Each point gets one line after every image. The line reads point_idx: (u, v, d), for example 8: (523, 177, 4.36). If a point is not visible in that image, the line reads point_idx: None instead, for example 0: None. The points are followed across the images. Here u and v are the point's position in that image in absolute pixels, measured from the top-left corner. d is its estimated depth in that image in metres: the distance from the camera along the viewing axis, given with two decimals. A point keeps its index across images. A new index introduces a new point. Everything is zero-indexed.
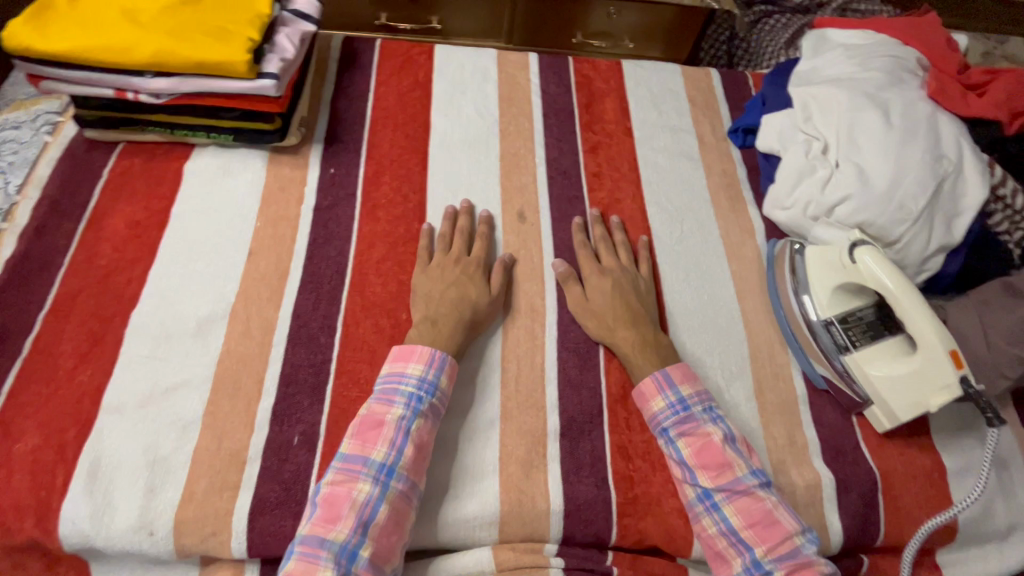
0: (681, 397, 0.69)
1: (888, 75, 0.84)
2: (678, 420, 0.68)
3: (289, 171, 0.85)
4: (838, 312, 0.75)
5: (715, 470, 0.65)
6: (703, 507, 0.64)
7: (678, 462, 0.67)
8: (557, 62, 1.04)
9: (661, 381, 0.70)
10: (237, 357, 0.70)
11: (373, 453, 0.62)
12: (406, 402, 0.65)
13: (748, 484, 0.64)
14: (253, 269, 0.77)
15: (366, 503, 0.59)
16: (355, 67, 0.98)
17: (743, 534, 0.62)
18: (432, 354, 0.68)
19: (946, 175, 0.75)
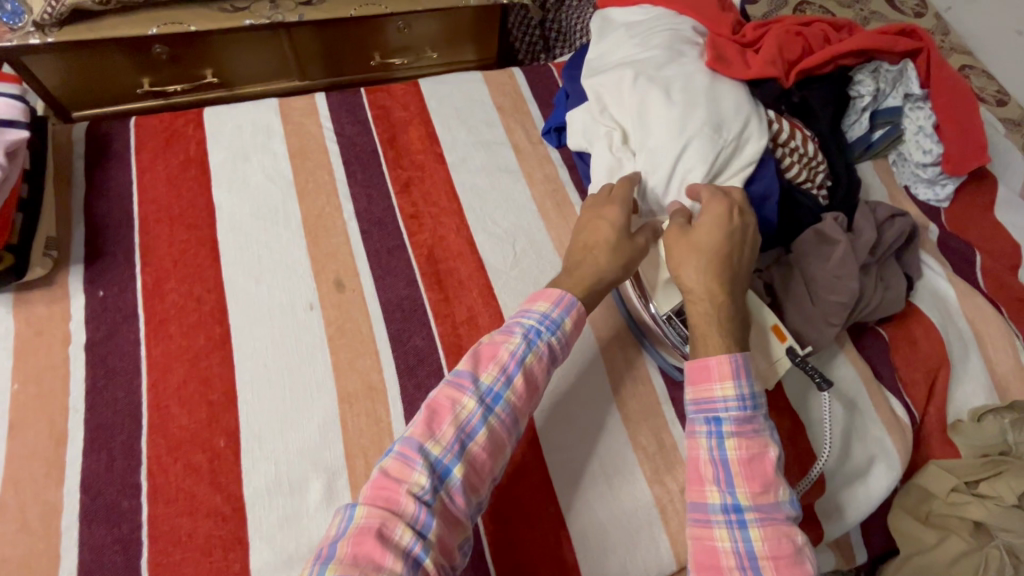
0: (752, 392, 0.60)
1: (667, 51, 0.83)
2: (740, 418, 0.59)
3: (44, 309, 0.71)
4: (674, 305, 0.71)
5: (759, 487, 0.57)
6: (724, 518, 0.57)
7: (716, 460, 0.58)
8: (347, 98, 0.95)
9: (738, 368, 0.60)
10: (17, 562, 0.58)
11: (484, 374, 0.59)
12: (526, 333, 0.62)
13: (784, 513, 0.57)
14: (19, 444, 0.63)
15: (467, 423, 0.56)
16: (108, 158, 0.84)
17: (762, 563, 0.54)
18: (563, 295, 0.64)
19: (727, 141, 0.76)
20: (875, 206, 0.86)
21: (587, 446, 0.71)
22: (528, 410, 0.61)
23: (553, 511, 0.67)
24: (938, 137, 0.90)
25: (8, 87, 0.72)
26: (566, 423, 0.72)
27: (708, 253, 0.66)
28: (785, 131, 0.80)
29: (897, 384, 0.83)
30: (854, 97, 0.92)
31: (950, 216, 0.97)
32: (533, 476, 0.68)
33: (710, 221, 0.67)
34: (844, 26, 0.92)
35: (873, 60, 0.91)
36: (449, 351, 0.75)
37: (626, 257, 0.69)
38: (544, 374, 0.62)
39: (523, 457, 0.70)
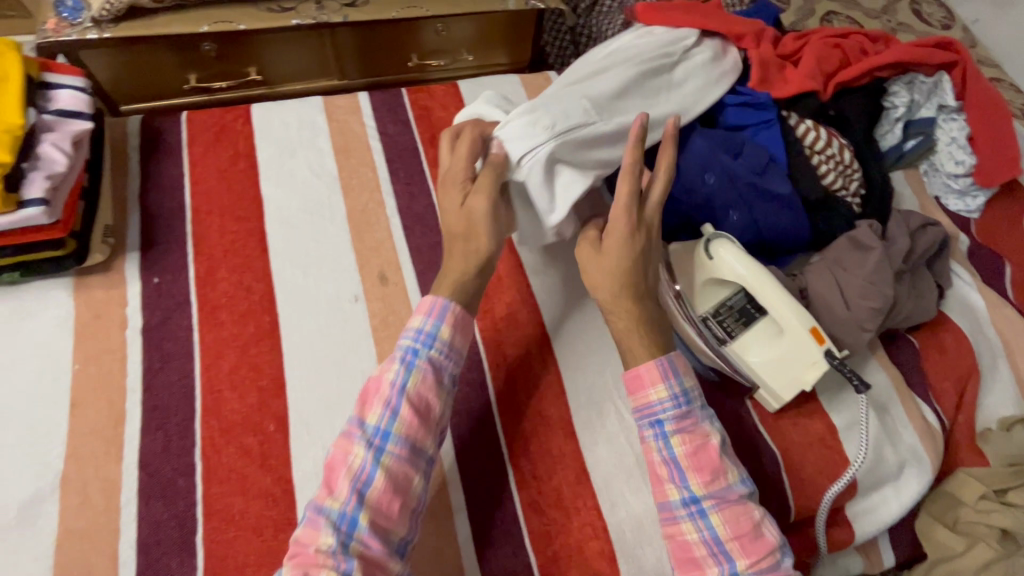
0: (684, 389, 0.64)
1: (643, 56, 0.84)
2: (678, 416, 0.63)
3: (103, 293, 0.74)
4: (710, 306, 0.75)
5: (709, 476, 0.61)
6: (687, 511, 0.61)
7: (668, 461, 0.63)
8: (389, 97, 0.97)
9: (666, 369, 0.64)
10: (80, 534, 0.60)
11: (369, 416, 0.60)
12: (403, 358, 0.63)
13: (739, 493, 0.61)
14: (80, 422, 0.66)
15: (361, 471, 0.57)
16: (161, 151, 0.87)
17: (728, 546, 0.59)
18: (433, 304, 0.66)
19: (602, 126, 0.73)
20: (909, 214, 0.87)
21: (623, 442, 0.72)
22: (424, 433, 0.61)
23: (590, 503, 0.68)
24: (971, 148, 0.92)
25: (72, 80, 0.75)
26: (601, 419, 0.73)
27: (602, 256, 0.67)
28: (821, 139, 0.82)
29: (927, 391, 0.84)
30: (888, 108, 0.93)
31: (981, 226, 0.98)
32: (571, 468, 0.70)
33: (613, 234, 0.67)
34: (880, 38, 0.93)
35: (909, 73, 0.92)
36: (488, 346, 0.77)
37: (482, 230, 0.69)
38: (432, 391, 0.63)
39: (561, 450, 0.71)
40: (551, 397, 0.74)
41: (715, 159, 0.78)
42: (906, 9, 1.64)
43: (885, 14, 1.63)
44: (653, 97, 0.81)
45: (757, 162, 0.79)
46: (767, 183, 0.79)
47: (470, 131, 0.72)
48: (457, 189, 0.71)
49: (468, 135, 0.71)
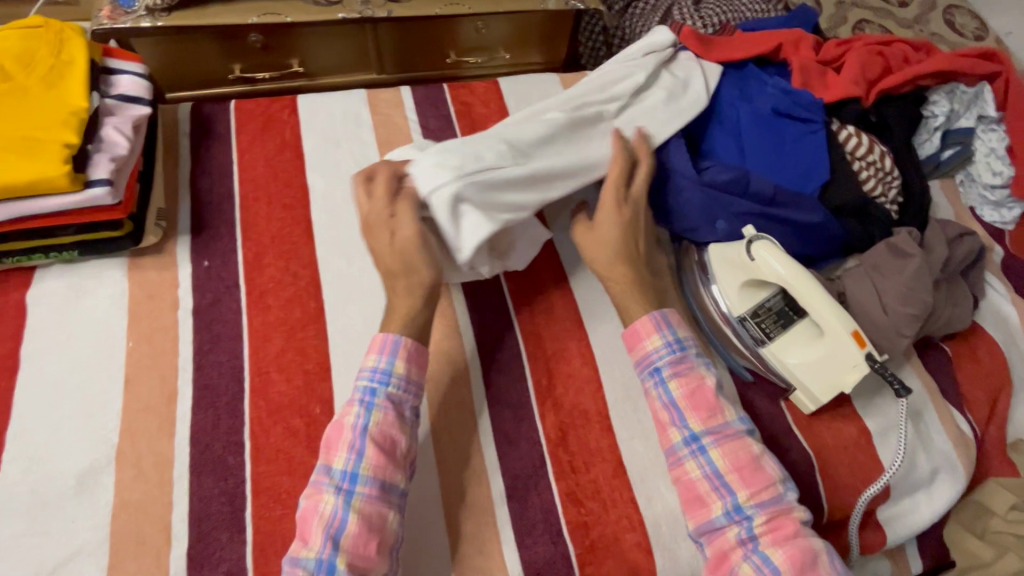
0: (678, 338, 0.68)
1: (586, 96, 0.83)
2: (674, 361, 0.67)
3: (156, 275, 0.76)
4: (749, 306, 0.75)
5: (705, 413, 0.64)
6: (688, 450, 0.64)
7: (668, 405, 0.65)
8: (431, 92, 0.99)
9: (658, 322, 0.68)
10: (134, 507, 0.62)
11: (335, 461, 0.60)
12: (362, 398, 0.62)
13: (734, 428, 0.64)
14: (134, 398, 0.68)
15: (333, 517, 0.57)
16: (210, 138, 0.89)
17: (728, 477, 0.62)
18: (385, 340, 0.65)
19: (515, 170, 0.70)
20: (945, 223, 0.87)
21: (659, 438, 0.73)
22: (392, 470, 0.60)
23: (627, 497, 0.69)
24: (1010, 159, 0.92)
25: (132, 66, 0.78)
26: (638, 415, 0.74)
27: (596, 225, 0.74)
28: (863, 146, 0.83)
29: (962, 399, 0.84)
30: (927, 117, 0.93)
31: (1016, 238, 0.98)
32: (608, 462, 0.71)
33: (607, 211, 0.73)
34: (922, 48, 0.94)
35: (951, 82, 0.92)
36: (527, 339, 0.78)
37: (415, 266, 0.68)
38: (395, 426, 0.62)
39: (598, 444, 0.72)
40: (589, 391, 0.75)
41: (716, 203, 0.78)
42: (938, 18, 1.64)
43: (917, 23, 1.63)
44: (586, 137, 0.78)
45: (761, 197, 0.78)
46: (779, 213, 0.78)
47: (384, 171, 0.71)
48: (383, 225, 0.69)
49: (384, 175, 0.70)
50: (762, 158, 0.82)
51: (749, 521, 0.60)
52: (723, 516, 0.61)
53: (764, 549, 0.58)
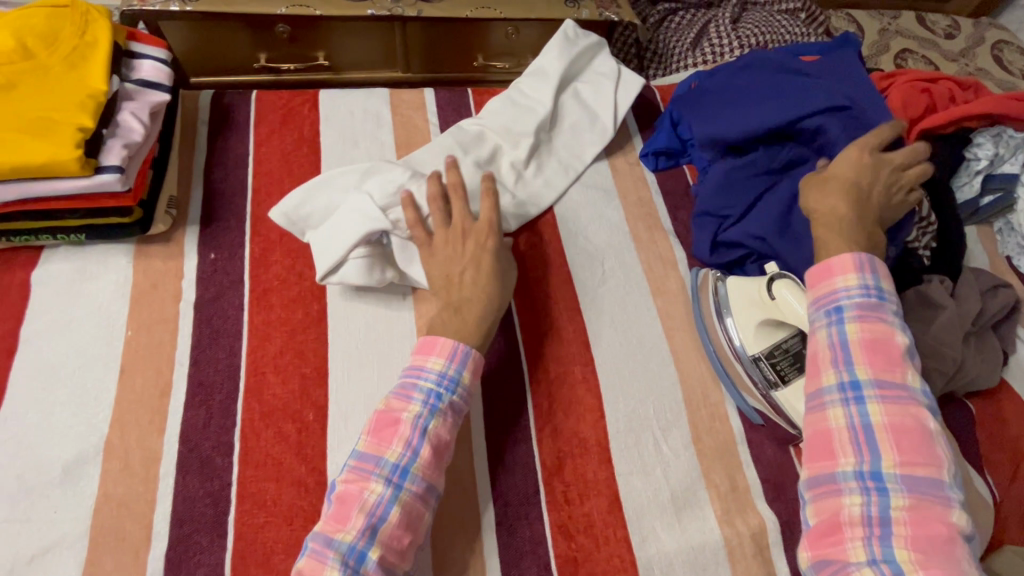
0: (878, 286, 0.61)
1: (494, 129, 0.90)
2: (862, 305, 0.60)
3: (161, 264, 0.75)
4: (765, 346, 0.73)
5: (880, 366, 0.58)
6: (840, 397, 0.58)
7: (836, 344, 0.60)
8: (455, 97, 0.97)
9: (861, 263, 0.62)
10: (117, 501, 0.61)
11: (388, 453, 0.59)
12: (424, 399, 0.62)
13: (913, 398, 0.56)
14: (128, 389, 0.67)
15: (376, 506, 0.56)
16: (229, 128, 0.88)
17: (879, 437, 0.55)
18: (455, 347, 0.64)
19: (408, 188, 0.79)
20: (979, 272, 0.83)
21: (659, 475, 0.70)
22: (439, 475, 0.61)
23: (620, 534, 0.66)
24: None
25: (155, 51, 0.77)
26: (639, 449, 0.71)
27: (830, 172, 0.71)
28: None
29: (983, 462, 0.79)
30: (969, 159, 0.88)
31: None
32: (603, 495, 0.68)
33: (862, 157, 0.71)
34: (972, 86, 0.90)
35: (997, 125, 0.88)
36: (530, 360, 0.76)
37: (499, 285, 0.71)
38: (450, 435, 0.62)
39: (596, 476, 0.69)
40: (589, 420, 0.72)
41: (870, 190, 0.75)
42: (986, 53, 1.58)
43: (964, 57, 1.58)
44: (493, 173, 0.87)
45: None
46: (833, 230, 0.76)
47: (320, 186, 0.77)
48: (443, 243, 0.73)
49: (433, 197, 0.75)
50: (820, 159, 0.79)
51: (885, 493, 0.53)
52: (850, 475, 0.55)
53: (891, 528, 0.51)
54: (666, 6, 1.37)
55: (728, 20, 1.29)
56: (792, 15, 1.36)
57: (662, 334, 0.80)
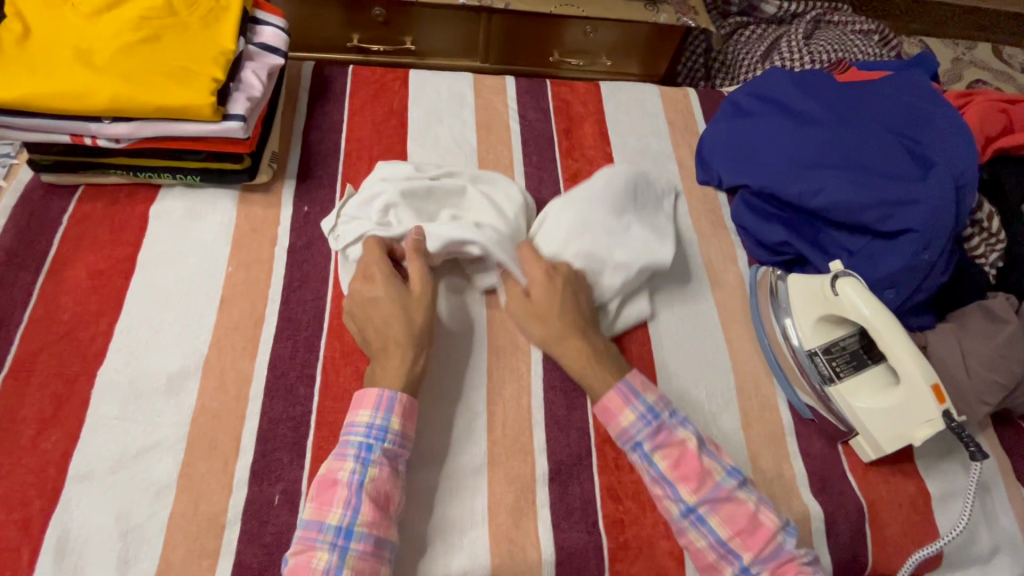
0: (649, 406, 0.67)
1: (557, 227, 0.79)
2: (651, 433, 0.65)
3: (261, 211, 0.82)
4: (823, 342, 0.75)
5: (695, 484, 0.63)
6: (689, 520, 0.63)
7: (658, 480, 0.65)
8: (534, 85, 1.02)
9: (625, 394, 0.67)
10: (211, 414, 0.67)
11: (329, 516, 0.59)
12: (357, 453, 0.61)
13: (728, 490, 0.63)
14: (226, 318, 0.74)
15: (326, 573, 0.56)
16: (327, 97, 0.95)
17: (731, 543, 0.62)
18: (379, 396, 0.64)
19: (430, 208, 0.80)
20: None
21: None
22: (389, 530, 0.60)
23: None
24: None
25: (274, 19, 0.85)
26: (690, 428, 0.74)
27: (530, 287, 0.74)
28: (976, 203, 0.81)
29: None
30: None
31: None
32: None
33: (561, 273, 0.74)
34: None
35: None
36: None
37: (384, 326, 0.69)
38: (389, 485, 0.61)
39: None
40: None
41: (938, 206, 0.74)
42: None
43: None
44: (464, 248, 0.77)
45: (899, 210, 0.74)
46: (899, 240, 0.75)
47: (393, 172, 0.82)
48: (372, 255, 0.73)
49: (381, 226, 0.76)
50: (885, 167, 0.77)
51: None
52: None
53: None
54: (736, 19, 1.40)
55: (801, 36, 1.31)
56: (865, 36, 1.38)
57: (718, 324, 0.82)
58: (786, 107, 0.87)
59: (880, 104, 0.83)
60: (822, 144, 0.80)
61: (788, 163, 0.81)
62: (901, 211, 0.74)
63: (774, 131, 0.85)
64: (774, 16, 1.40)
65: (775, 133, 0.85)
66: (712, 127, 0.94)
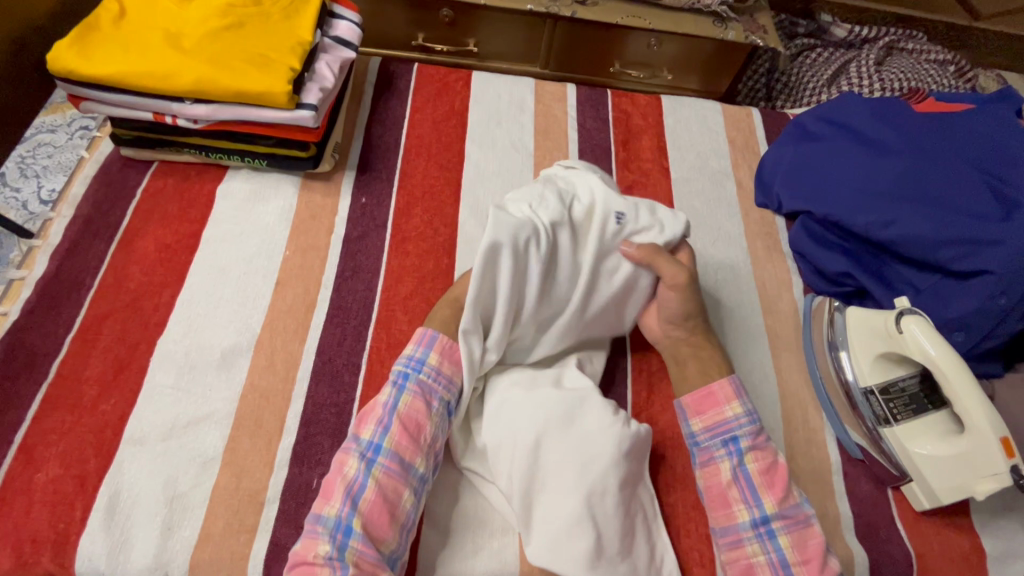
0: (755, 410, 0.67)
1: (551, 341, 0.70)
2: (754, 433, 0.65)
3: (321, 199, 0.84)
4: (880, 381, 0.72)
5: (781, 494, 0.62)
6: (754, 532, 0.61)
7: (739, 478, 0.64)
8: (594, 95, 1.02)
9: (738, 389, 0.68)
10: (259, 392, 0.69)
11: (363, 432, 0.61)
12: (396, 379, 0.64)
13: (805, 514, 0.63)
14: (280, 300, 0.75)
15: (354, 481, 0.58)
16: (391, 93, 0.97)
17: (794, 569, 0.60)
18: (423, 332, 0.67)
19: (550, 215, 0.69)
20: None
21: None
22: (417, 452, 0.61)
23: (702, 532, 0.65)
24: None
25: (350, 14, 0.87)
26: None
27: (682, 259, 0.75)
28: None
29: None
30: None
31: None
32: (689, 490, 0.68)
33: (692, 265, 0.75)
34: None
35: None
36: (634, 352, 0.78)
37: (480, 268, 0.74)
38: (424, 411, 0.62)
39: (686, 470, 0.69)
40: None
41: None
42: None
43: None
44: (548, 239, 0.68)
45: (978, 247, 0.70)
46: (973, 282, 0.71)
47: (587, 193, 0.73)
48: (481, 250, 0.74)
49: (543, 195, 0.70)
50: (963, 202, 0.73)
51: None
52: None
53: None
54: (803, 41, 1.37)
55: (872, 62, 1.28)
56: (941, 65, 1.32)
57: (768, 352, 0.80)
58: (859, 134, 0.84)
59: (958, 138, 0.79)
60: (894, 176, 0.77)
61: (856, 193, 0.79)
62: (980, 251, 0.70)
63: (846, 159, 0.83)
64: (844, 40, 1.36)
65: (845, 164, 0.82)
66: (777, 150, 0.92)
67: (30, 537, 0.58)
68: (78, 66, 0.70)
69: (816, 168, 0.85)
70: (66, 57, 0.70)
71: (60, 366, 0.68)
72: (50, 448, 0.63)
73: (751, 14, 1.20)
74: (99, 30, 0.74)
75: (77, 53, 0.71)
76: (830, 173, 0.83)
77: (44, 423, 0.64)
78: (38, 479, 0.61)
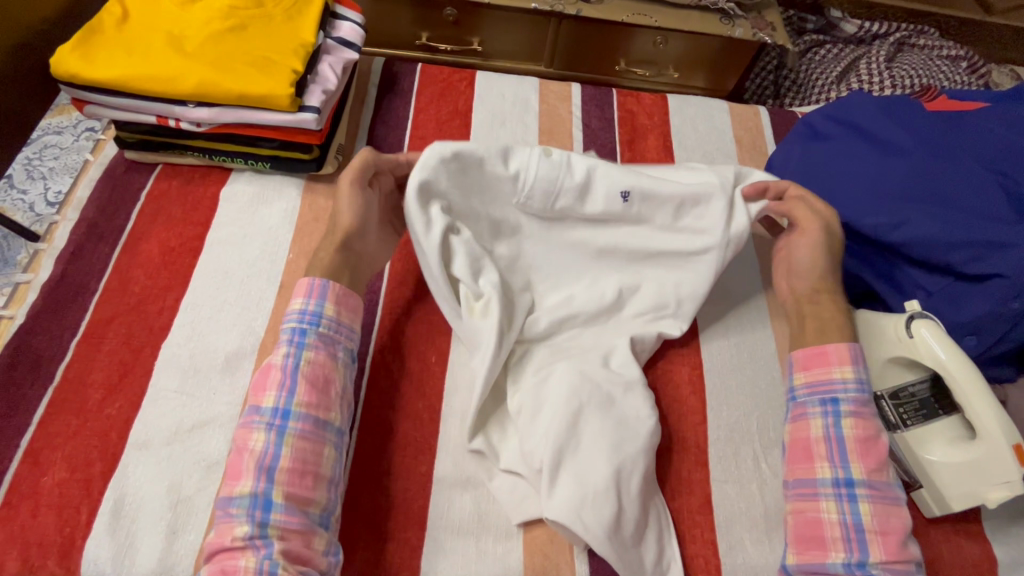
0: (868, 380, 0.64)
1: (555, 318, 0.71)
2: (858, 401, 0.63)
3: (324, 201, 0.84)
4: (889, 387, 0.71)
5: (874, 466, 0.60)
6: (833, 491, 0.60)
7: (831, 438, 0.62)
8: (599, 94, 1.01)
9: (855, 355, 0.65)
10: None
11: (265, 400, 0.59)
12: (291, 337, 0.63)
13: (895, 494, 0.60)
14: (283, 303, 0.75)
15: (265, 453, 0.56)
16: (394, 94, 0.97)
17: (868, 535, 0.57)
18: (311, 284, 0.66)
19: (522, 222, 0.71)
20: None
21: (755, 490, 0.68)
22: (331, 407, 0.61)
23: (708, 538, 0.65)
24: None
25: (353, 15, 0.87)
26: (739, 459, 0.69)
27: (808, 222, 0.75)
28: None
29: None
30: None
31: None
32: (696, 495, 0.67)
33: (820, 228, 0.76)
34: None
35: None
36: None
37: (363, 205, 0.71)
38: (328, 363, 0.62)
39: (692, 475, 0.68)
40: (692, 421, 0.72)
41: None
42: None
43: None
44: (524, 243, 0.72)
45: (989, 250, 0.69)
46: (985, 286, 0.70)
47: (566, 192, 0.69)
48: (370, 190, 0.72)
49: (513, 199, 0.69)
50: (974, 204, 0.72)
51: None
52: (842, 567, 0.57)
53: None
54: (812, 37, 1.35)
55: (882, 59, 1.26)
56: (953, 61, 1.30)
57: None
58: (868, 133, 0.83)
59: (969, 138, 0.78)
60: (904, 175, 0.76)
61: (866, 193, 0.77)
62: (991, 254, 0.69)
63: (855, 159, 0.81)
64: (854, 36, 1.35)
65: (854, 164, 0.81)
66: (783, 148, 0.90)
67: (36, 541, 0.59)
68: (81, 70, 0.70)
69: (823, 166, 0.83)
70: (69, 61, 0.70)
71: (66, 370, 0.68)
72: (55, 452, 0.63)
73: (758, 11, 1.18)
74: (102, 33, 0.74)
75: (80, 57, 0.71)
76: (837, 173, 0.82)
77: (50, 426, 0.65)
78: (43, 483, 0.62)
